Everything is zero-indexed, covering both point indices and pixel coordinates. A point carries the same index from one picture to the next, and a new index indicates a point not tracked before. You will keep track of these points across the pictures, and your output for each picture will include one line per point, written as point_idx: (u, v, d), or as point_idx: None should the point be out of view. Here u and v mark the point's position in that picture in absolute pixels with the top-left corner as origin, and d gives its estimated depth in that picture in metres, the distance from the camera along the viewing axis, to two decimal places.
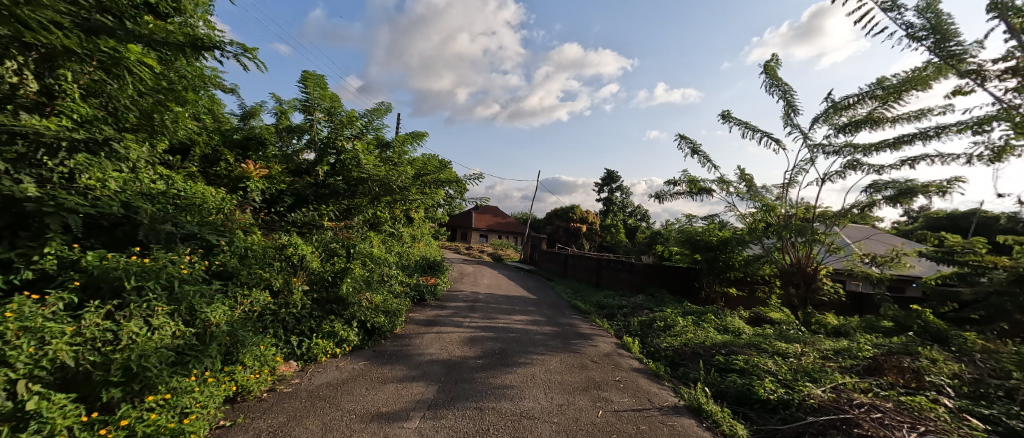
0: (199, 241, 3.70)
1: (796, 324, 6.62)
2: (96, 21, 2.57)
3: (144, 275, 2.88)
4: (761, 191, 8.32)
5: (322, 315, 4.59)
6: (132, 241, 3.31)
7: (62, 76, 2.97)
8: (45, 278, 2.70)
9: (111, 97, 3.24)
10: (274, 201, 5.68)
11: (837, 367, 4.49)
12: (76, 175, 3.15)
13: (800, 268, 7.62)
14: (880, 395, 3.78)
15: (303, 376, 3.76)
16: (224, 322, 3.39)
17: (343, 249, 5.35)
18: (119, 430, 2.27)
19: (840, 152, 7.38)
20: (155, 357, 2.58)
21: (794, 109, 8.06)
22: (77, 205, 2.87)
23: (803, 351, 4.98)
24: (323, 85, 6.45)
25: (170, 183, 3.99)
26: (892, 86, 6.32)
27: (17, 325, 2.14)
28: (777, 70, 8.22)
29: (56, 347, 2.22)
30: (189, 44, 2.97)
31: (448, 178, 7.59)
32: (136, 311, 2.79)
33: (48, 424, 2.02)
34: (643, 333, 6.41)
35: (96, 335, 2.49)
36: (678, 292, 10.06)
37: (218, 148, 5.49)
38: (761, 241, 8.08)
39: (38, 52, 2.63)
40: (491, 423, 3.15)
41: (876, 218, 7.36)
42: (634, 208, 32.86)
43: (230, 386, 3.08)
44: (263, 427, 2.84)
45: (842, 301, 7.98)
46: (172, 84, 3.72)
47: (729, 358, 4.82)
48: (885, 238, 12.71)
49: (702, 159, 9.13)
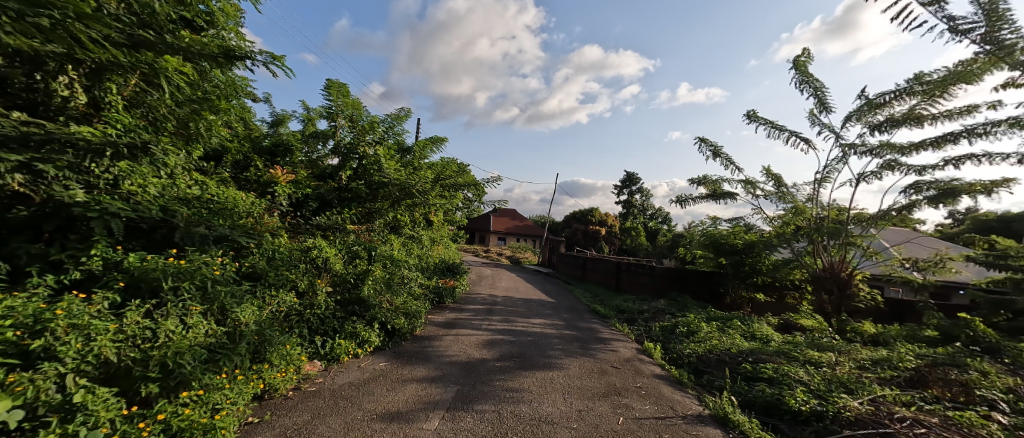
0: (230, 243, 3.86)
1: (829, 332, 6.32)
2: (140, 36, 2.74)
3: (180, 276, 3.06)
4: (790, 192, 7.98)
5: (345, 316, 4.70)
6: (169, 243, 3.49)
7: (108, 89, 3.17)
8: (91, 278, 2.85)
9: (151, 108, 3.52)
10: (300, 205, 5.89)
11: (875, 378, 4.25)
12: (120, 182, 3.33)
13: (832, 273, 7.30)
14: (925, 410, 3.54)
15: (327, 376, 3.86)
16: (253, 321, 3.52)
17: (365, 252, 5.45)
18: (156, 424, 2.39)
19: (875, 152, 7.03)
20: (189, 354, 2.71)
21: (825, 107, 7.74)
22: (120, 210, 3.03)
23: (838, 360, 4.74)
24: (346, 93, 6.66)
25: (204, 188, 4.17)
26: (935, 81, 5.97)
27: (65, 323, 2.28)
28: (807, 66, 7.90)
29: (101, 344, 2.34)
30: (223, 55, 3.15)
31: (466, 182, 7.66)
32: (173, 310, 2.93)
33: (93, 416, 2.14)
34: (665, 339, 6.25)
35: (137, 332, 2.62)
36: (702, 297, 9.78)
37: (248, 155, 5.73)
38: (791, 244, 7.74)
39: (88, 67, 2.84)
40: (510, 427, 3.14)
41: (918, 221, 6.94)
42: (654, 211, 32.32)
43: (257, 384, 3.19)
44: (288, 425, 2.92)
45: (880, 307, 7.54)
46: (207, 95, 3.92)
47: (757, 366, 4.63)
48: (928, 241, 12.05)
49: (725, 160, 8.86)
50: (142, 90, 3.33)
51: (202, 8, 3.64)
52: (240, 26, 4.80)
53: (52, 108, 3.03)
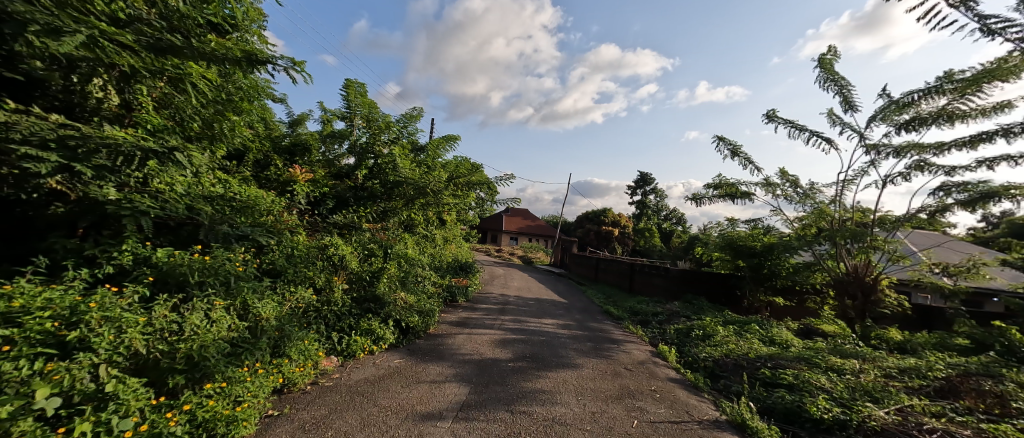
0: (252, 241, 4.00)
1: (853, 338, 6.11)
2: (167, 41, 2.92)
3: (205, 271, 3.19)
4: (813, 192, 7.72)
5: (360, 313, 4.75)
6: (194, 239, 3.66)
7: (138, 90, 3.32)
8: (122, 272, 3.01)
9: (178, 109, 3.68)
10: (318, 204, 6.05)
11: (903, 387, 4.08)
12: (150, 180, 3.48)
13: (857, 278, 7.11)
14: (956, 421, 3.39)
15: (343, 371, 3.93)
16: (273, 316, 3.63)
17: (380, 250, 5.56)
18: (183, 414, 2.50)
19: (901, 152, 6.77)
20: (213, 347, 2.80)
21: (850, 105, 7.49)
22: (150, 208, 3.16)
23: (862, 367, 4.57)
24: (363, 93, 6.82)
25: (227, 187, 4.31)
26: (968, 78, 5.69)
27: (99, 315, 2.41)
28: (833, 63, 7.65)
29: (131, 336, 2.46)
30: (246, 59, 3.29)
31: (479, 180, 7.69)
32: (198, 304, 3.05)
33: (124, 405, 2.25)
34: (680, 342, 6.15)
35: (164, 325, 2.74)
36: (718, 301, 9.63)
37: (269, 154, 5.95)
38: (813, 247, 7.42)
39: (120, 71, 2.98)
40: (523, 427, 3.15)
41: (949, 224, 6.64)
42: (669, 211, 31.77)
43: (278, 377, 3.28)
44: (306, 419, 3.00)
45: (907, 314, 7.19)
46: (230, 96, 4.11)
47: (776, 372, 4.53)
48: (959, 245, 11.50)
49: (742, 160, 8.65)
50: (170, 92, 3.47)
51: (226, 13, 3.82)
52: (261, 30, 4.97)
53: (87, 109, 3.19)
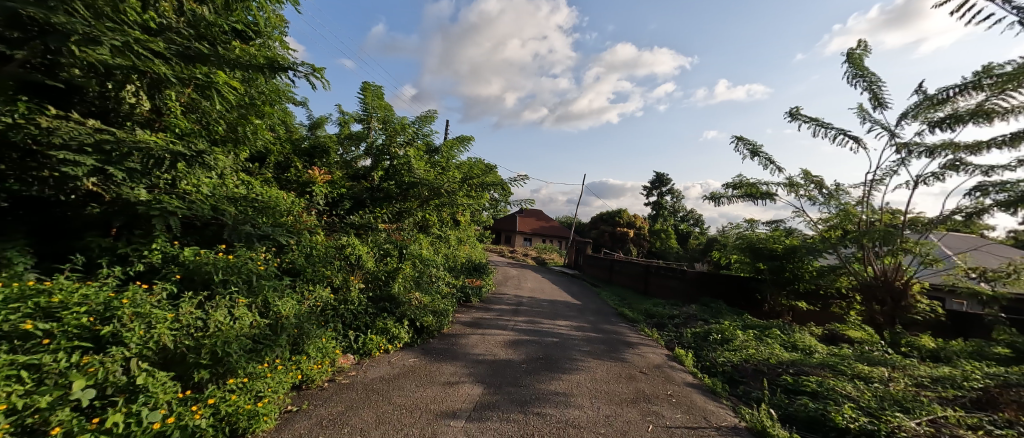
0: (273, 241, 4.12)
1: (882, 345, 5.86)
2: (194, 49, 3.03)
3: (229, 270, 3.31)
4: (838, 193, 7.45)
5: (376, 312, 4.83)
6: (218, 239, 3.79)
7: (168, 96, 3.46)
8: (152, 270, 3.15)
9: (204, 113, 3.82)
10: (336, 204, 6.16)
11: (936, 397, 3.89)
12: (178, 182, 3.61)
13: (885, 282, 6.84)
14: (994, 434, 3.22)
15: (360, 369, 4.01)
16: (293, 314, 3.72)
17: (396, 250, 5.65)
18: (207, 407, 2.58)
19: (934, 151, 6.48)
20: (236, 343, 2.89)
21: (880, 102, 7.21)
22: (177, 209, 3.29)
23: (891, 376, 4.38)
24: (380, 96, 6.94)
25: (250, 188, 4.45)
26: (1008, 72, 5.41)
27: (130, 311, 2.51)
28: (862, 58, 7.38)
29: (160, 331, 2.56)
30: (268, 65, 3.39)
31: (493, 181, 7.72)
32: (222, 302, 3.16)
33: (153, 397, 2.34)
34: (697, 346, 6.03)
35: (191, 322, 2.84)
36: (738, 304, 9.38)
37: (289, 156, 6.12)
38: (838, 250, 7.16)
39: (150, 78, 3.11)
40: (536, 429, 3.14)
41: (986, 227, 6.32)
42: (686, 213, 31.20)
43: (296, 374, 3.36)
44: (324, 415, 3.06)
45: (941, 321, 6.83)
46: (253, 100, 4.26)
47: (799, 379, 4.39)
48: (998, 250, 10.90)
49: (762, 160, 8.42)
50: (197, 98, 3.61)
51: (250, 20, 3.94)
52: (284, 36, 5.13)
53: (121, 114, 3.35)
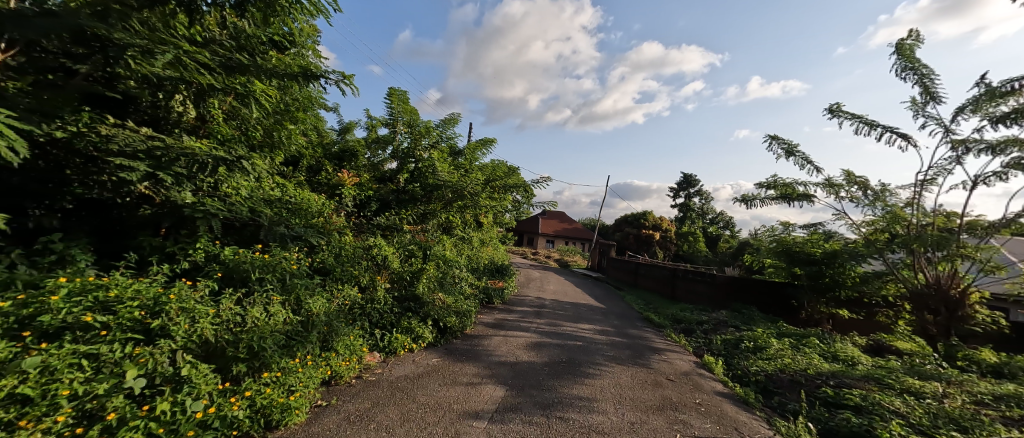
0: (304, 241, 4.28)
1: (935, 358, 5.42)
2: (235, 60, 3.20)
3: (264, 268, 3.49)
4: (885, 194, 6.98)
5: (401, 312, 4.93)
6: (255, 239, 3.99)
7: (211, 105, 3.68)
8: (196, 268, 3.35)
9: (243, 120, 4.03)
10: (363, 206, 6.34)
11: (998, 416, 3.56)
12: (219, 185, 3.83)
13: (939, 290, 6.30)
14: None
15: (386, 367, 4.10)
16: (323, 311, 3.85)
17: (420, 251, 5.75)
18: (244, 399, 2.71)
19: (996, 147, 5.95)
20: (270, 339, 3.02)
21: (933, 96, 6.71)
22: (218, 210, 3.48)
23: (945, 391, 4.05)
24: (405, 100, 7.10)
25: (283, 190, 4.66)
26: None
27: (176, 306, 2.68)
28: (913, 49, 6.90)
29: (202, 325, 2.72)
30: (301, 73, 3.54)
31: (516, 183, 7.74)
32: (258, 298, 3.31)
33: (196, 388, 2.48)
34: (728, 353, 5.80)
35: (230, 317, 3.00)
36: (772, 311, 8.94)
37: (320, 160, 6.36)
38: (885, 255, 6.67)
39: (196, 88, 3.31)
40: (559, 433, 3.11)
41: None
42: (716, 215, 30.18)
43: (326, 370, 3.47)
44: (351, 410, 3.15)
45: (1004, 333, 6.29)
46: (287, 106, 4.45)
47: (840, 391, 4.13)
48: None
49: (799, 160, 8.00)
50: (237, 106, 3.82)
51: (286, 30, 4.12)
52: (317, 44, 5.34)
53: (171, 122, 3.58)
